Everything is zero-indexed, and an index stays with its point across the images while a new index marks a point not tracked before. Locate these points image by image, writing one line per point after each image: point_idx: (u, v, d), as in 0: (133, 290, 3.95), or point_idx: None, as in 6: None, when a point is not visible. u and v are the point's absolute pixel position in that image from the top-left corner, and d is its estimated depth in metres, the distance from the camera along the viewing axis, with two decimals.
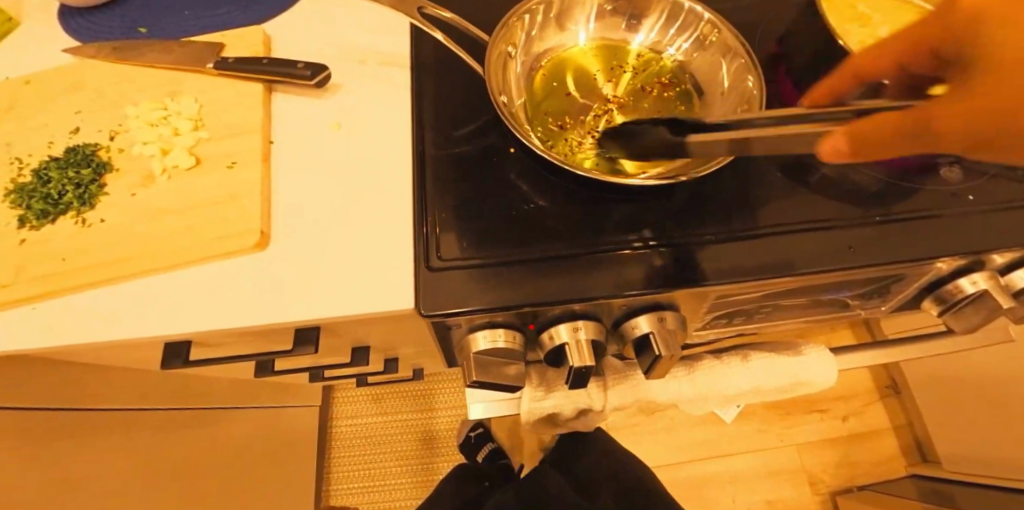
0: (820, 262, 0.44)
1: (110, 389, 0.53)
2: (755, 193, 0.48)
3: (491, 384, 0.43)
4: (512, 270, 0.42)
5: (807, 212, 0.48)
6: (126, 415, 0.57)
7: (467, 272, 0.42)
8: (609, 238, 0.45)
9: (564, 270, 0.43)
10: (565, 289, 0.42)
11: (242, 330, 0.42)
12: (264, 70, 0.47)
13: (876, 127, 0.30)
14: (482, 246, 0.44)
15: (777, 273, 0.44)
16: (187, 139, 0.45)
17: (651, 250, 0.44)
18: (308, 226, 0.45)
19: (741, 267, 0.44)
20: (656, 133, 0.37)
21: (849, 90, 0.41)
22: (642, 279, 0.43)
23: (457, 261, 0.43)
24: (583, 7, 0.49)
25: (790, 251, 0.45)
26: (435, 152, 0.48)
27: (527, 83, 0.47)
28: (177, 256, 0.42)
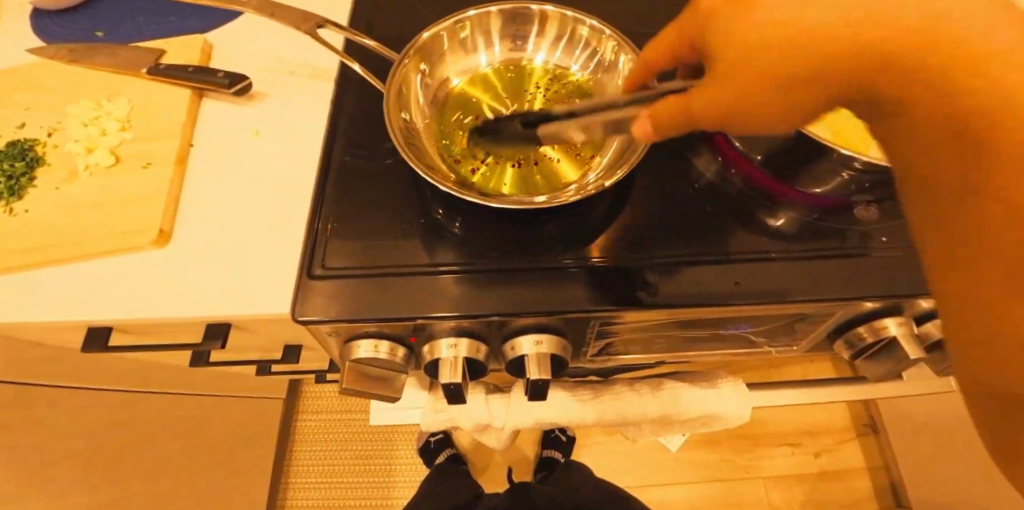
0: (806, 290, 0.44)
1: (69, 364, 0.55)
2: (685, 221, 0.49)
3: (361, 392, 0.44)
4: (476, 278, 0.44)
5: (761, 242, 0.48)
6: (93, 394, 0.59)
7: (455, 276, 0.44)
8: (553, 256, 0.46)
9: (540, 283, 0.44)
10: (456, 304, 0.43)
11: (139, 321, 0.44)
12: (189, 78, 0.50)
13: (665, 111, 0.30)
14: (453, 251, 0.46)
15: (756, 299, 0.44)
16: (111, 139, 0.48)
17: (596, 269, 0.45)
18: (217, 228, 0.47)
19: (708, 290, 0.44)
20: (512, 128, 0.41)
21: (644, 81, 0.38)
22: (593, 296, 0.44)
23: (437, 270, 0.44)
24: (483, 33, 0.49)
25: (754, 279, 0.45)
26: (341, 162, 0.49)
27: (435, 104, 0.48)
28: (85, 248, 0.45)
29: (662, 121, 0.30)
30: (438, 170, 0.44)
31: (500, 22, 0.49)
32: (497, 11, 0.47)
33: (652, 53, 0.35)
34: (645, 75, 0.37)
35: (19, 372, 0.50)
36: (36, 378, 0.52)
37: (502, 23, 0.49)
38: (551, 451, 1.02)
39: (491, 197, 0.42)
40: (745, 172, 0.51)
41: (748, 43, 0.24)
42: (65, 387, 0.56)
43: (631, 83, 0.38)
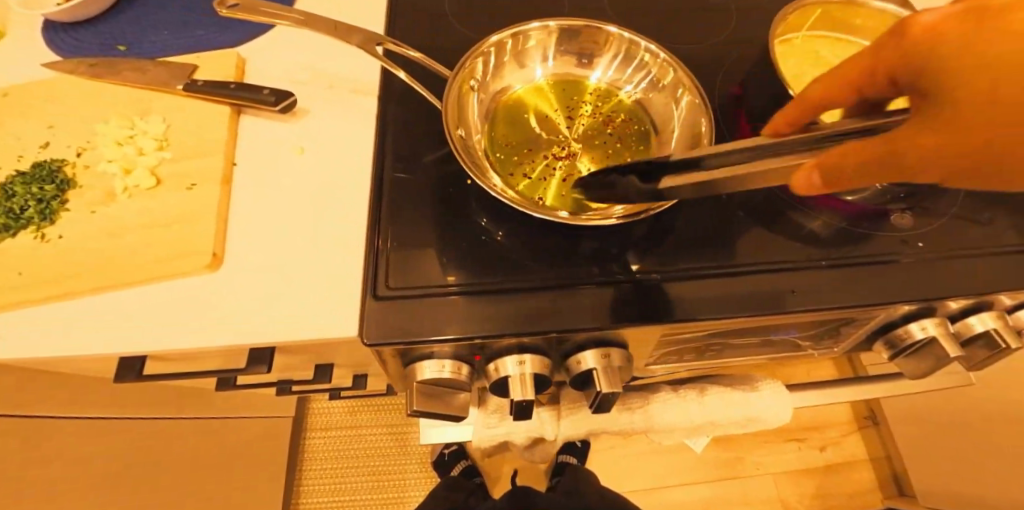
0: (805, 299, 0.46)
1: (72, 394, 0.52)
2: (726, 228, 0.50)
3: (437, 414, 0.44)
4: (483, 298, 0.43)
5: (778, 251, 0.49)
6: (95, 422, 0.57)
7: (466, 296, 0.43)
8: (589, 268, 0.46)
9: (549, 294, 0.44)
10: (515, 319, 0.43)
11: (190, 350, 0.42)
12: (230, 95, 0.48)
13: (845, 156, 0.29)
14: (460, 269, 0.45)
15: (760, 309, 0.45)
16: (150, 159, 0.46)
17: (605, 284, 0.45)
18: (265, 249, 0.46)
19: (713, 303, 0.45)
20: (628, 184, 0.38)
21: (805, 119, 0.36)
22: (600, 312, 0.44)
23: (455, 287, 0.44)
24: (540, 46, 0.49)
25: (773, 287, 0.46)
26: (394, 180, 0.48)
27: (487, 119, 0.48)
28: (130, 273, 0.43)
29: (836, 169, 0.29)
30: (496, 183, 0.44)
31: (558, 38, 0.49)
32: (557, 26, 0.48)
33: (819, 91, 0.35)
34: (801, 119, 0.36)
35: (21, 405, 0.47)
36: (41, 409, 0.50)
37: (553, 37, 0.49)
38: (567, 456, 1.02)
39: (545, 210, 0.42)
40: (780, 178, 0.53)
41: (956, 71, 0.24)
42: (62, 416, 0.52)
43: (782, 125, 0.37)
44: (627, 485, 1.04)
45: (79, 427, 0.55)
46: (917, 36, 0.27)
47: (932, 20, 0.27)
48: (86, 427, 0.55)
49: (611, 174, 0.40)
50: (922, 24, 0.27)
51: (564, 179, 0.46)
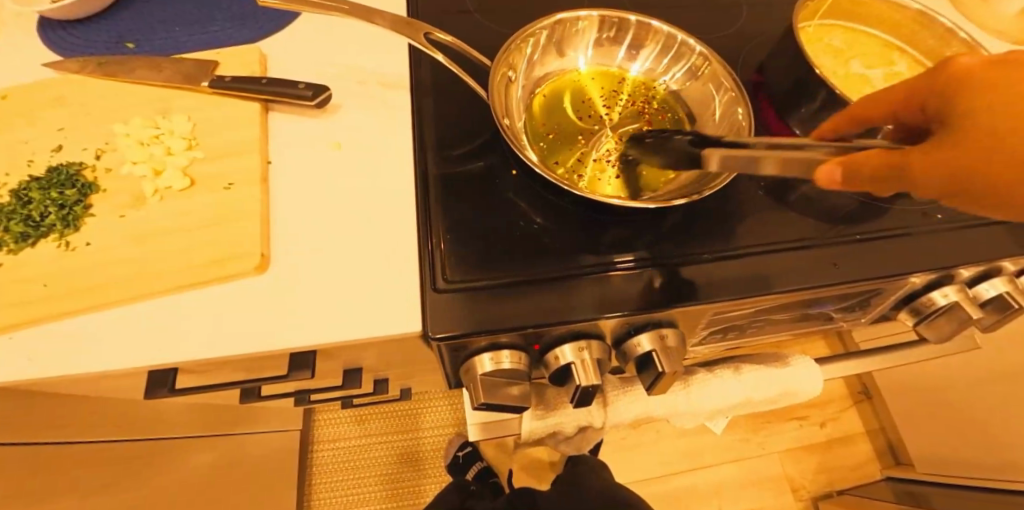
0: (790, 279, 0.47)
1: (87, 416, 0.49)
2: (727, 213, 0.51)
3: (498, 405, 0.43)
4: (509, 291, 0.42)
5: (783, 230, 0.50)
6: (109, 445, 0.53)
7: (459, 296, 0.42)
8: (589, 257, 0.46)
9: (551, 291, 0.43)
10: (560, 309, 0.42)
11: (215, 359, 0.40)
12: (262, 90, 0.46)
13: (869, 159, 0.27)
14: (478, 266, 0.44)
15: (756, 292, 0.46)
16: (180, 159, 0.44)
17: (632, 271, 0.45)
18: (310, 248, 0.44)
19: (719, 286, 0.45)
20: (677, 141, 0.39)
21: (847, 129, 0.37)
22: (628, 299, 0.44)
23: (446, 286, 0.42)
24: (583, 35, 0.50)
25: (763, 268, 0.47)
26: (438, 173, 0.48)
27: (528, 107, 0.48)
28: (168, 280, 0.40)
29: (858, 169, 0.28)
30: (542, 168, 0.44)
31: (599, 27, 0.50)
32: (601, 16, 0.49)
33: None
34: (842, 128, 0.37)
35: (22, 433, 0.44)
36: (47, 436, 0.46)
37: (595, 26, 0.50)
38: None
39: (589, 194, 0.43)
40: None
41: (996, 101, 0.25)
42: (69, 441, 0.49)
43: (828, 129, 0.38)
44: (640, 475, 1.05)
45: (89, 452, 0.51)
46: (955, 73, 0.28)
47: (975, 61, 0.27)
48: (96, 451, 0.52)
49: (663, 134, 0.41)
50: (968, 61, 0.28)
51: (608, 165, 0.46)
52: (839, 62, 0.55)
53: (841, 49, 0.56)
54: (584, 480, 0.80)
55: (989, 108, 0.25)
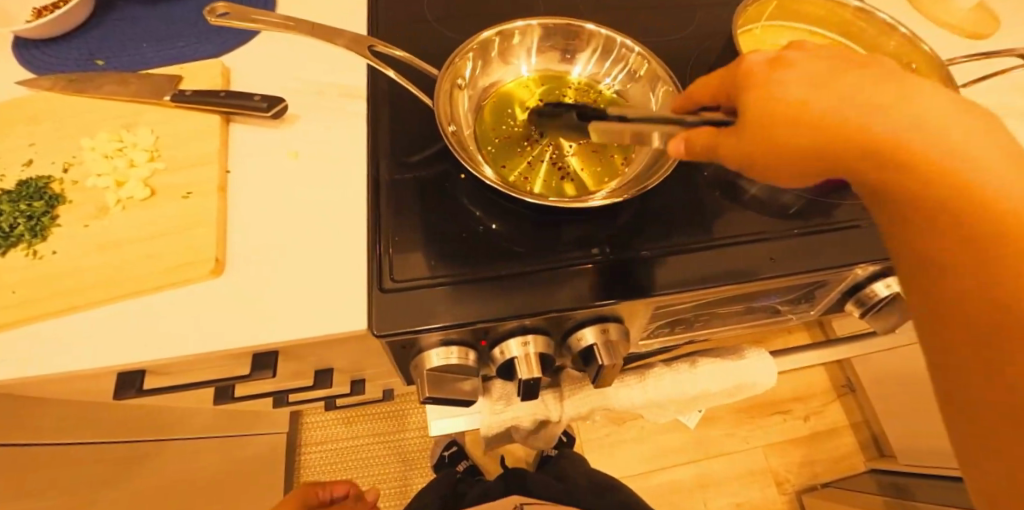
0: (768, 270, 0.49)
1: (63, 418, 0.51)
2: (703, 207, 0.52)
3: (447, 399, 0.45)
4: (473, 288, 0.45)
5: (749, 224, 0.52)
6: (91, 447, 0.55)
7: (447, 288, 0.44)
8: (576, 251, 0.48)
9: (520, 290, 0.45)
10: (521, 304, 0.44)
11: (175, 360, 0.42)
12: (220, 103, 0.48)
13: (699, 138, 0.34)
14: (445, 266, 0.46)
15: (733, 280, 0.48)
16: (143, 171, 0.46)
17: (607, 265, 0.47)
18: (267, 253, 0.46)
19: (693, 278, 0.48)
20: (566, 117, 0.44)
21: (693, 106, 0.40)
22: (597, 290, 0.46)
23: (432, 279, 0.45)
24: (524, 44, 0.52)
25: (746, 260, 0.49)
26: (389, 178, 0.50)
27: (475, 116, 0.50)
28: (130, 285, 0.42)
29: (695, 149, 0.34)
30: (492, 176, 0.46)
31: (540, 35, 0.52)
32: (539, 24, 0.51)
33: (700, 89, 0.39)
34: (690, 103, 0.40)
35: (13, 433, 0.46)
36: (34, 439, 0.48)
37: (535, 34, 0.52)
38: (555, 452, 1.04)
39: (534, 197, 0.45)
40: None
41: (792, 103, 0.30)
42: (55, 443, 0.51)
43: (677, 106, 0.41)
44: (625, 471, 1.06)
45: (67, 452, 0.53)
46: (743, 71, 0.34)
47: (758, 61, 0.34)
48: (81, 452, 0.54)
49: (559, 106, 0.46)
50: (750, 61, 0.35)
51: (554, 170, 0.49)
52: None
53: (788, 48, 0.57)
54: (569, 472, 0.86)
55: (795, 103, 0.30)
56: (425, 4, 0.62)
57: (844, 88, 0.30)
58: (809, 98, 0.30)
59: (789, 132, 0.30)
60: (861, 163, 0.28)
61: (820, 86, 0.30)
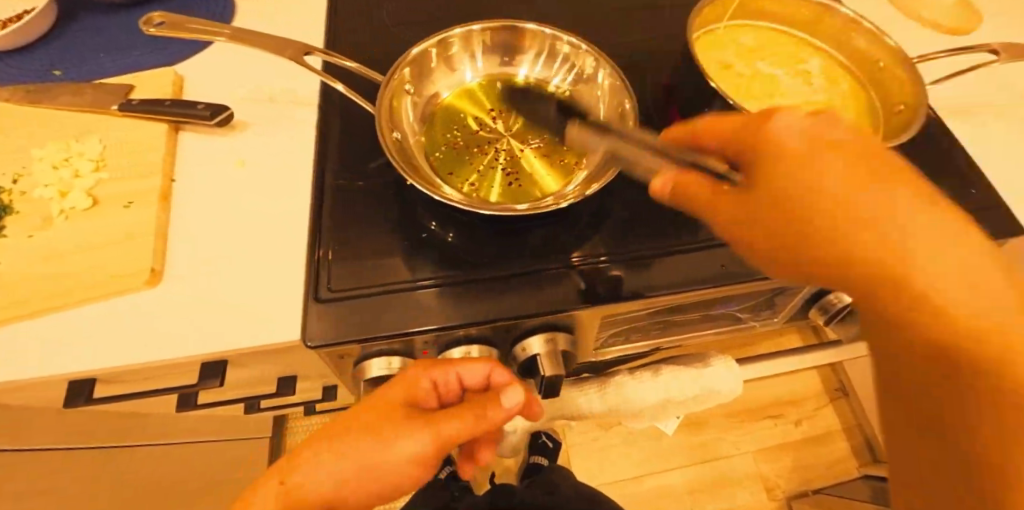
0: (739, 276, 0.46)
1: (24, 425, 0.51)
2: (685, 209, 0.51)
3: None
4: (461, 292, 0.45)
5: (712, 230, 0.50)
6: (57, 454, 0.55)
7: (437, 289, 0.45)
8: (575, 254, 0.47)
9: (511, 294, 0.45)
10: (511, 308, 0.44)
11: (110, 370, 0.42)
12: (165, 111, 0.48)
13: (690, 183, 0.31)
14: (436, 268, 0.46)
15: (727, 280, 0.46)
16: (87, 181, 0.46)
17: (610, 269, 0.47)
18: (211, 262, 0.46)
19: (681, 280, 0.46)
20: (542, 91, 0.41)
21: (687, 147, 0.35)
22: (584, 293, 0.45)
23: (429, 282, 0.45)
24: (467, 49, 0.53)
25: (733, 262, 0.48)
26: (334, 184, 0.50)
27: (422, 122, 0.50)
28: (67, 296, 0.42)
29: (686, 187, 0.32)
30: (435, 183, 0.46)
31: (484, 39, 0.52)
32: (478, 29, 0.51)
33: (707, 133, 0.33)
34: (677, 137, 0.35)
35: None
36: None
37: (478, 40, 0.52)
38: (539, 457, 1.02)
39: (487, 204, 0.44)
40: None
41: (834, 205, 0.26)
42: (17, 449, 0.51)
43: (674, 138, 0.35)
44: (612, 477, 1.04)
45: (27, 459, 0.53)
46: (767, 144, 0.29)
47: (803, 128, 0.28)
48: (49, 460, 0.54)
49: None
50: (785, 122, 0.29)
51: (501, 174, 0.48)
52: (746, 60, 0.55)
53: (749, 48, 0.56)
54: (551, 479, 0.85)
55: (853, 234, 0.25)
56: (386, 10, 0.62)
57: (893, 217, 0.25)
58: (813, 204, 0.27)
59: (763, 230, 0.29)
60: (847, 284, 0.26)
61: (841, 203, 0.26)
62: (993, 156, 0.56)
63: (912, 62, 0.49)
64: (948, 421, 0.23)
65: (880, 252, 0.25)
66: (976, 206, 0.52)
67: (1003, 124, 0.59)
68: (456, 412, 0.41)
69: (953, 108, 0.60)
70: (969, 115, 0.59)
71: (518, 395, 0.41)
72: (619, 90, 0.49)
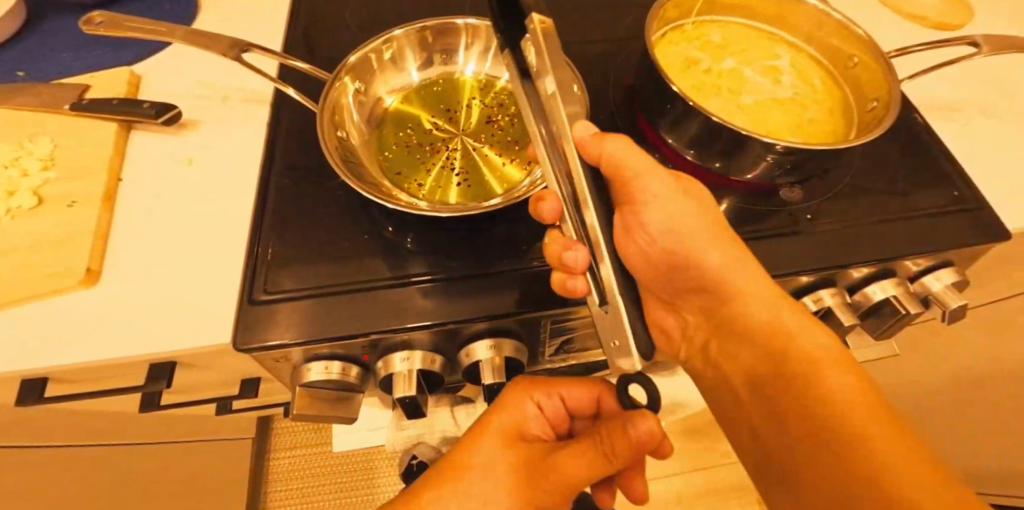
0: None
1: None
2: None
3: (318, 416, 0.45)
4: (442, 289, 0.43)
5: None
6: None
7: (428, 286, 0.44)
8: None
9: (491, 295, 0.43)
10: (492, 308, 0.43)
11: (40, 371, 0.41)
12: (114, 110, 0.49)
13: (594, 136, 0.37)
14: (430, 260, 0.45)
15: None
16: (34, 180, 0.46)
17: None
18: (151, 263, 0.45)
19: None
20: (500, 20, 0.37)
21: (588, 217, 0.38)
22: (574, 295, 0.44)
23: (425, 278, 0.44)
24: (414, 48, 0.52)
25: None
26: (281, 184, 0.49)
27: (370, 123, 0.49)
28: (2, 295, 0.41)
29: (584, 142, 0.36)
30: (382, 184, 0.45)
31: (434, 36, 0.52)
32: (423, 28, 0.51)
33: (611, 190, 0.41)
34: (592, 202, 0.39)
35: None
36: None
37: (427, 37, 0.52)
38: None
39: (444, 206, 0.43)
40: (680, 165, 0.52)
41: (706, 236, 0.41)
42: None
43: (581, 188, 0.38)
44: None
45: None
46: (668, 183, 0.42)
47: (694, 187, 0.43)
48: None
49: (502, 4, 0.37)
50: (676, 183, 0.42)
51: (450, 173, 0.47)
52: (712, 55, 0.53)
53: (715, 43, 0.54)
54: None
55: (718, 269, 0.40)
56: (348, 9, 0.62)
57: (750, 279, 0.40)
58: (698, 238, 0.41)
59: (668, 257, 0.42)
60: (732, 328, 0.41)
61: (710, 240, 0.41)
62: (978, 152, 0.53)
63: (883, 55, 0.46)
64: (792, 410, 0.35)
65: (755, 293, 0.40)
66: (968, 207, 0.49)
67: (989, 118, 0.56)
68: (586, 451, 0.39)
69: (936, 102, 0.57)
70: (953, 110, 0.56)
71: (648, 422, 0.34)
72: (568, 78, 0.48)
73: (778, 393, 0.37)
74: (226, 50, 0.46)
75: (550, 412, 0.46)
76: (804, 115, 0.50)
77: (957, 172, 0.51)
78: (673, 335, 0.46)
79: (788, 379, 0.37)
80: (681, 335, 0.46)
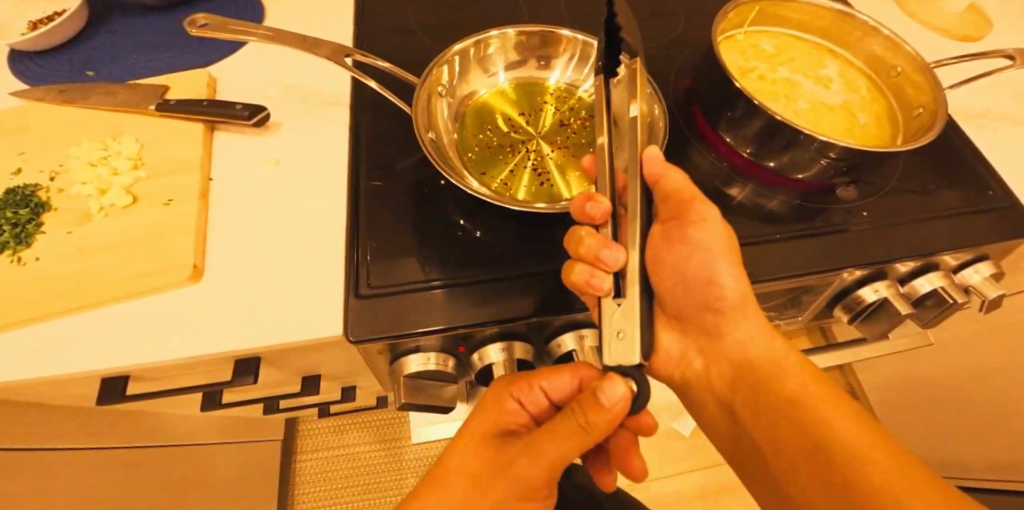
0: (781, 268, 0.49)
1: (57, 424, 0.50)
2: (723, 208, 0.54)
3: (425, 405, 0.47)
4: (462, 292, 0.44)
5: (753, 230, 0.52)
6: (97, 454, 0.55)
7: (446, 290, 0.44)
8: None
9: None
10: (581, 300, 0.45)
11: (151, 364, 0.41)
12: (203, 111, 0.49)
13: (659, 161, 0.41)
14: (441, 266, 0.46)
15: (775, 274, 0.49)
16: (125, 179, 0.47)
17: None
18: (245, 260, 0.46)
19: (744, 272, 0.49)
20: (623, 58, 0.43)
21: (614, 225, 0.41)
22: None
23: (438, 281, 0.45)
24: (501, 53, 0.55)
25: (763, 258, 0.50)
26: (367, 184, 0.50)
27: (455, 122, 0.51)
28: (107, 291, 0.42)
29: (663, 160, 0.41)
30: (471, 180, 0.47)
31: (518, 43, 0.55)
32: (512, 34, 0.53)
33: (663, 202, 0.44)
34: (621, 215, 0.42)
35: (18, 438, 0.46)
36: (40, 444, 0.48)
37: (514, 43, 0.54)
38: None
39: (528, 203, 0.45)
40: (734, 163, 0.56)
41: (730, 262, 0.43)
42: (54, 448, 0.49)
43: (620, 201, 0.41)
44: None
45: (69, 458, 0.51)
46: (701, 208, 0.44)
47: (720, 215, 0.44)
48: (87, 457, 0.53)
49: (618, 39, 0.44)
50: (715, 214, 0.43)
51: (532, 172, 0.49)
52: (768, 64, 0.57)
53: (769, 52, 0.58)
54: None
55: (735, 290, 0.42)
56: (410, 13, 0.64)
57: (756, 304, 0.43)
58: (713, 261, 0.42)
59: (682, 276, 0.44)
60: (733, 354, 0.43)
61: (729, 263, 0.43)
62: (1004, 156, 0.58)
63: (929, 69, 0.51)
64: (787, 442, 0.38)
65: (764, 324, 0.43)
66: (999, 206, 0.54)
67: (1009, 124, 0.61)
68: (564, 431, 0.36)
69: (962, 110, 0.62)
70: (977, 117, 0.61)
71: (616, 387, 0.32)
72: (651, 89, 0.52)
73: (773, 427, 0.39)
74: (319, 52, 0.47)
75: (532, 403, 0.43)
76: (855, 120, 0.54)
77: (990, 175, 0.56)
78: (672, 359, 0.47)
79: (785, 416, 0.39)
80: (679, 361, 0.46)
